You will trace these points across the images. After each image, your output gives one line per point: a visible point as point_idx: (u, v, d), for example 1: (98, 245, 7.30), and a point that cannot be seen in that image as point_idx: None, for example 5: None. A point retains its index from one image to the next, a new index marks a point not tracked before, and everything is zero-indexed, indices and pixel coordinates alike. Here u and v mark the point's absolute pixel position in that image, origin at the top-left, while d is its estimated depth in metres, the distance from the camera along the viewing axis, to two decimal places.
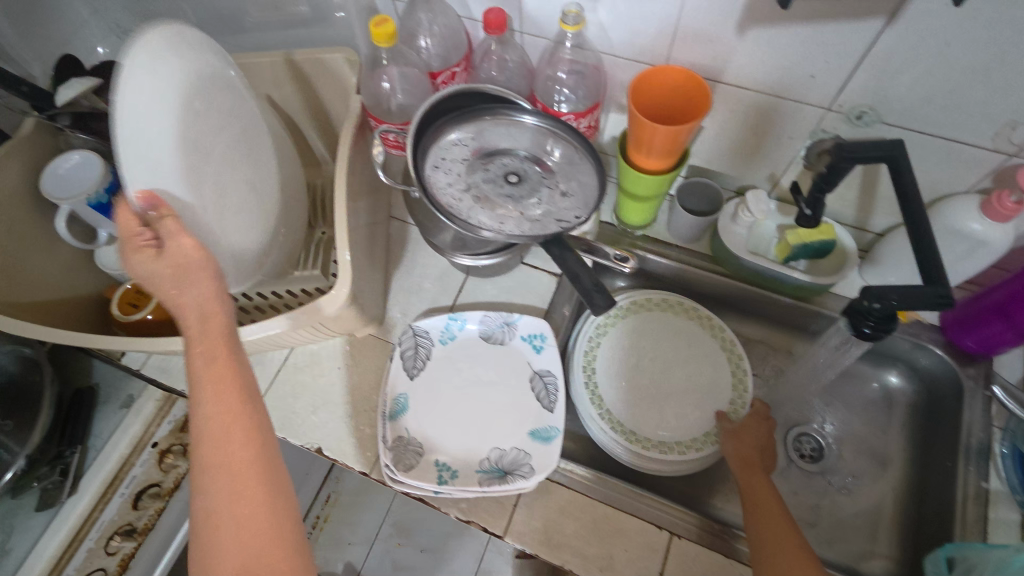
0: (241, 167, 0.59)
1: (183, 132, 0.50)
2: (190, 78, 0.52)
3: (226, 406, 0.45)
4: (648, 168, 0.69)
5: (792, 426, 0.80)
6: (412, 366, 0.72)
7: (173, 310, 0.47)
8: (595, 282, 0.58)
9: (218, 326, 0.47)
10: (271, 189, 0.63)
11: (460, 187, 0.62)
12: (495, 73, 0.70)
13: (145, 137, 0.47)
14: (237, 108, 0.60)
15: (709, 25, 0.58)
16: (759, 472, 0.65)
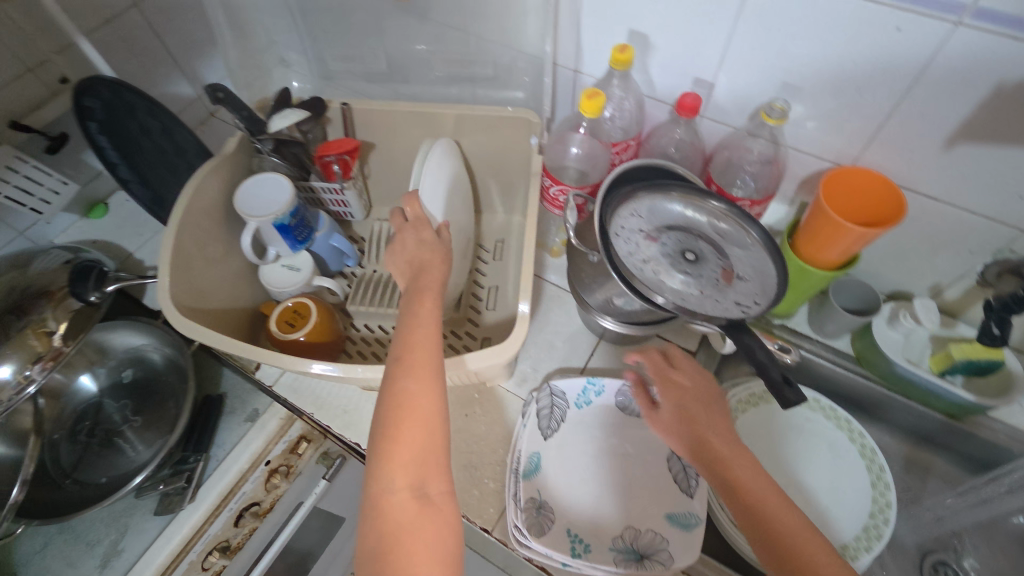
0: (460, 224, 0.77)
1: (446, 183, 0.72)
2: (460, 172, 0.78)
3: (426, 338, 0.54)
4: (819, 263, 0.68)
5: (929, 552, 0.76)
6: (547, 426, 0.71)
7: (412, 277, 0.60)
8: (785, 374, 0.54)
9: (434, 283, 0.59)
10: (467, 250, 0.80)
11: (640, 256, 0.62)
12: (672, 149, 0.73)
13: (436, 177, 0.70)
14: (464, 190, 0.80)
15: (913, 135, 0.59)
16: (732, 466, 0.53)
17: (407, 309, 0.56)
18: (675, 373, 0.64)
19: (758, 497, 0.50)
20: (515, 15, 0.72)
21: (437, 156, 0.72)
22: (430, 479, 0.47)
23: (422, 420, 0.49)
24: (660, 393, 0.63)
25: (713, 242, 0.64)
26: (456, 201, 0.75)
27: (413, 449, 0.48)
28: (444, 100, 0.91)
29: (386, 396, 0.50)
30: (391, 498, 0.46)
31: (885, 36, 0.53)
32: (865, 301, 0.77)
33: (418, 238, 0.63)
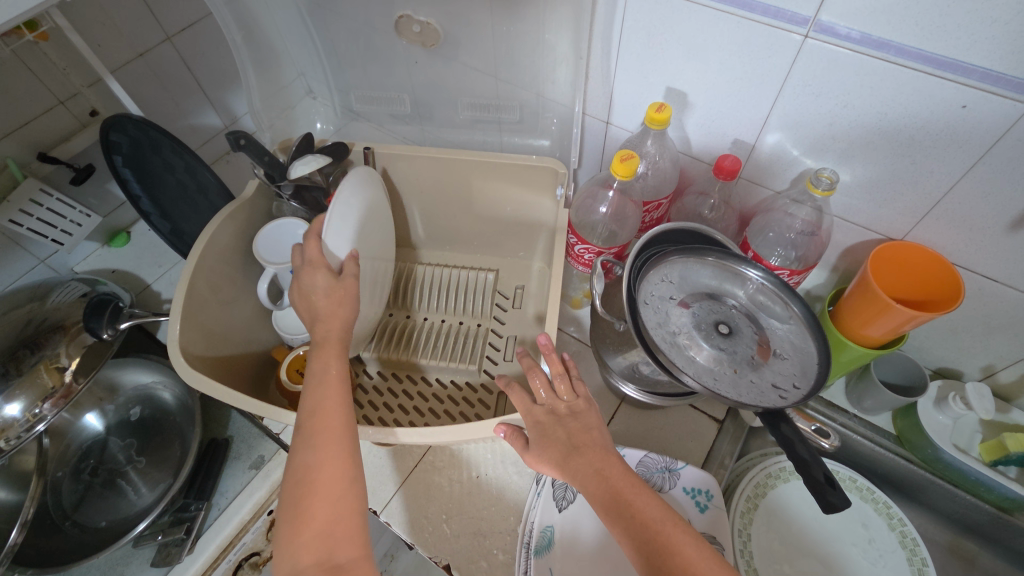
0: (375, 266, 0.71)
1: (354, 226, 0.64)
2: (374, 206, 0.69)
3: (331, 392, 0.53)
4: (866, 340, 0.63)
5: None
6: (561, 497, 0.67)
7: (316, 322, 0.57)
8: (831, 476, 0.51)
9: (338, 333, 0.57)
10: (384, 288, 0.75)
11: (670, 329, 0.59)
12: (706, 211, 0.70)
13: (340, 217, 0.62)
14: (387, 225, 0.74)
15: (972, 214, 0.55)
16: (615, 489, 0.49)
17: (308, 368, 0.55)
18: (558, 407, 0.56)
19: (652, 540, 0.46)
20: (546, 66, 0.71)
21: (349, 192, 0.64)
22: (339, 546, 0.47)
23: (321, 483, 0.49)
24: (531, 434, 0.55)
25: (749, 313, 0.61)
26: (369, 238, 0.69)
27: (321, 522, 0.48)
28: (470, 143, 0.89)
29: (291, 467, 0.50)
30: (298, 574, 0.46)
31: (948, 113, 0.50)
32: (909, 376, 0.71)
33: (317, 282, 0.56)
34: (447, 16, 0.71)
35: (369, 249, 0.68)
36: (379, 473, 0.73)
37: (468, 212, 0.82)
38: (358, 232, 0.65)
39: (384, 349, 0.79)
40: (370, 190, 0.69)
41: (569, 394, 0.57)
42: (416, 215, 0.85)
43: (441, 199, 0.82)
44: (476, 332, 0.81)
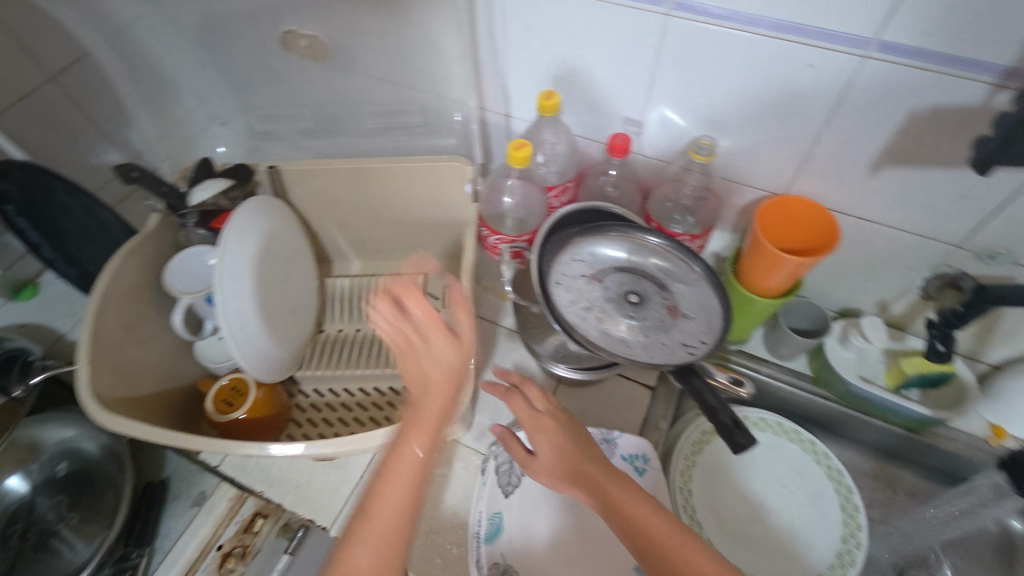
0: (283, 286, 0.72)
1: (254, 251, 0.66)
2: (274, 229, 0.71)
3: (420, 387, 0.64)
4: (764, 291, 0.68)
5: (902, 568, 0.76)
6: (507, 483, 0.68)
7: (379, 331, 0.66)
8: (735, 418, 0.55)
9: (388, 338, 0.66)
10: (303, 301, 0.78)
11: (583, 305, 0.61)
12: (610, 188, 0.72)
13: (237, 232, 0.64)
14: (292, 239, 0.76)
15: (841, 163, 0.59)
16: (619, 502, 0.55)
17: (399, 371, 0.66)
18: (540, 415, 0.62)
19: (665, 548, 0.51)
20: (439, 65, 0.72)
21: (243, 218, 0.66)
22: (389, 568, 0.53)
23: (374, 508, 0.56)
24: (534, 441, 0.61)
25: (657, 279, 0.64)
26: (274, 259, 0.69)
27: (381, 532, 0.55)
28: (380, 151, 0.89)
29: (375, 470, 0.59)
30: None
31: (800, 72, 0.54)
32: (814, 319, 0.76)
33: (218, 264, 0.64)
34: (334, 26, 0.71)
35: (269, 269, 0.68)
36: (325, 488, 0.72)
37: (385, 219, 0.83)
38: (260, 254, 0.67)
39: (317, 366, 0.79)
40: (266, 212, 0.70)
41: (456, 367, 0.65)
42: (333, 228, 0.84)
43: (355, 209, 0.82)
44: None
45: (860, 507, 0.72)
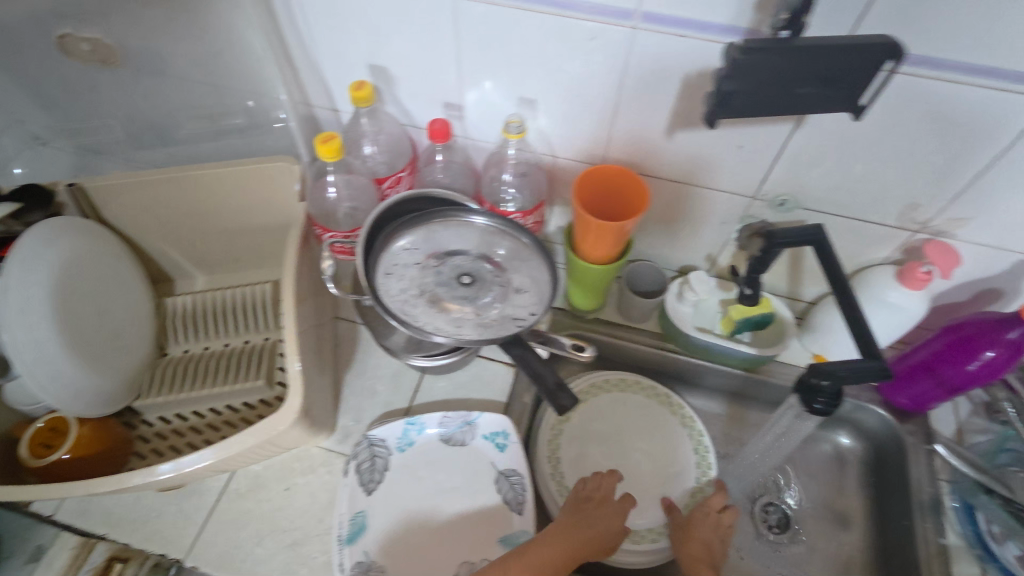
0: (98, 311, 0.69)
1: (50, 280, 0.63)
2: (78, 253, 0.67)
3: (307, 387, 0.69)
4: (597, 259, 0.71)
5: (758, 496, 0.80)
6: (369, 480, 0.68)
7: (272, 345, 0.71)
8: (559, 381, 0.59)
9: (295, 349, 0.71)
10: (128, 325, 0.73)
11: (413, 292, 0.61)
12: (441, 175, 0.72)
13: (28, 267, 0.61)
14: (104, 261, 0.71)
15: (642, 131, 0.63)
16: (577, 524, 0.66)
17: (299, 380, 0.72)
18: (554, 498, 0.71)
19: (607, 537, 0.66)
20: (246, 62, 0.68)
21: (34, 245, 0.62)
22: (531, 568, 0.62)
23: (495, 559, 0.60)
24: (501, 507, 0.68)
25: (491, 256, 0.64)
26: (77, 285, 0.66)
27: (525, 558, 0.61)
28: (208, 157, 0.84)
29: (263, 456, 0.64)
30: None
31: (584, 46, 0.56)
32: (654, 281, 0.81)
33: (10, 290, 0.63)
34: (121, 26, 0.66)
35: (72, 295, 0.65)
36: (178, 518, 0.68)
37: (221, 228, 0.79)
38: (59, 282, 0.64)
39: (158, 393, 0.73)
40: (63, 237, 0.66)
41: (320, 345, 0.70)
42: (166, 244, 0.79)
43: (185, 220, 0.77)
44: (262, 348, 0.78)
45: (708, 446, 0.79)
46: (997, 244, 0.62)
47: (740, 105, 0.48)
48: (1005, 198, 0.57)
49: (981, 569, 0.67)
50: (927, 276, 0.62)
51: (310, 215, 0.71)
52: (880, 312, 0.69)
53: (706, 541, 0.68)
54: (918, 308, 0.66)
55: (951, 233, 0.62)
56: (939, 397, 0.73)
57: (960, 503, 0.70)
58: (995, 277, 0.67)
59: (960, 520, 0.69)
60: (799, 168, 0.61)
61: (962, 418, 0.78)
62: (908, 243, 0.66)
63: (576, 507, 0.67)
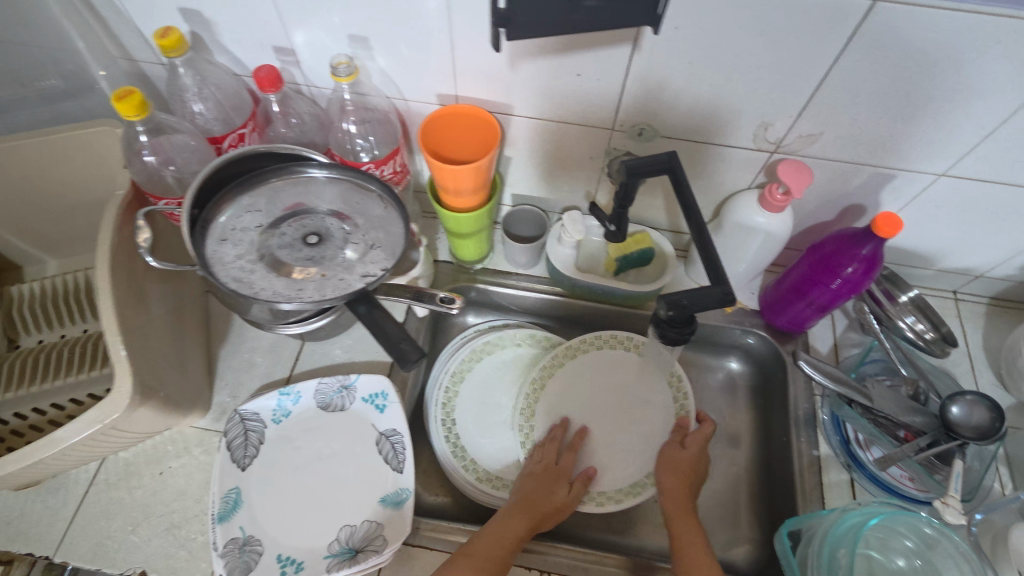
0: None
1: None
2: None
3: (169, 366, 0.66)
4: (464, 207, 0.69)
5: None
6: (242, 456, 0.65)
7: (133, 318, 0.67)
8: (403, 333, 0.53)
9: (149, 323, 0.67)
10: None
11: (251, 258, 0.56)
12: (284, 130, 0.66)
13: None
14: None
15: (485, 65, 0.59)
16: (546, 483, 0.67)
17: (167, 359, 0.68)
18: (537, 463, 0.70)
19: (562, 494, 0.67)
20: (41, 12, 0.60)
21: None
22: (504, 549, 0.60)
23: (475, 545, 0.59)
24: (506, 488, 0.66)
25: (342, 215, 0.61)
26: None
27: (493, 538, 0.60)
28: (34, 125, 0.75)
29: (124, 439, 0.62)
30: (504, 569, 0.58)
31: None
32: (538, 225, 0.80)
33: None
34: None
35: None
36: (44, 516, 0.65)
37: (59, 205, 0.72)
38: None
39: (6, 389, 0.69)
40: None
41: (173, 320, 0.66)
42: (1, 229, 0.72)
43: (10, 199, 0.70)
44: None
45: (689, 392, 0.75)
46: (845, 158, 0.62)
47: (529, 15, 0.48)
48: (845, 109, 0.57)
49: (849, 475, 0.70)
50: (784, 198, 0.62)
51: (136, 184, 0.63)
52: (748, 237, 0.69)
53: (678, 473, 0.68)
54: (781, 229, 0.66)
55: (801, 151, 0.63)
56: (813, 317, 0.75)
57: (829, 416, 0.73)
58: (854, 191, 0.67)
59: (831, 431, 0.73)
60: (648, 93, 0.59)
61: (838, 333, 0.80)
62: (767, 164, 0.65)
63: (520, 489, 0.67)
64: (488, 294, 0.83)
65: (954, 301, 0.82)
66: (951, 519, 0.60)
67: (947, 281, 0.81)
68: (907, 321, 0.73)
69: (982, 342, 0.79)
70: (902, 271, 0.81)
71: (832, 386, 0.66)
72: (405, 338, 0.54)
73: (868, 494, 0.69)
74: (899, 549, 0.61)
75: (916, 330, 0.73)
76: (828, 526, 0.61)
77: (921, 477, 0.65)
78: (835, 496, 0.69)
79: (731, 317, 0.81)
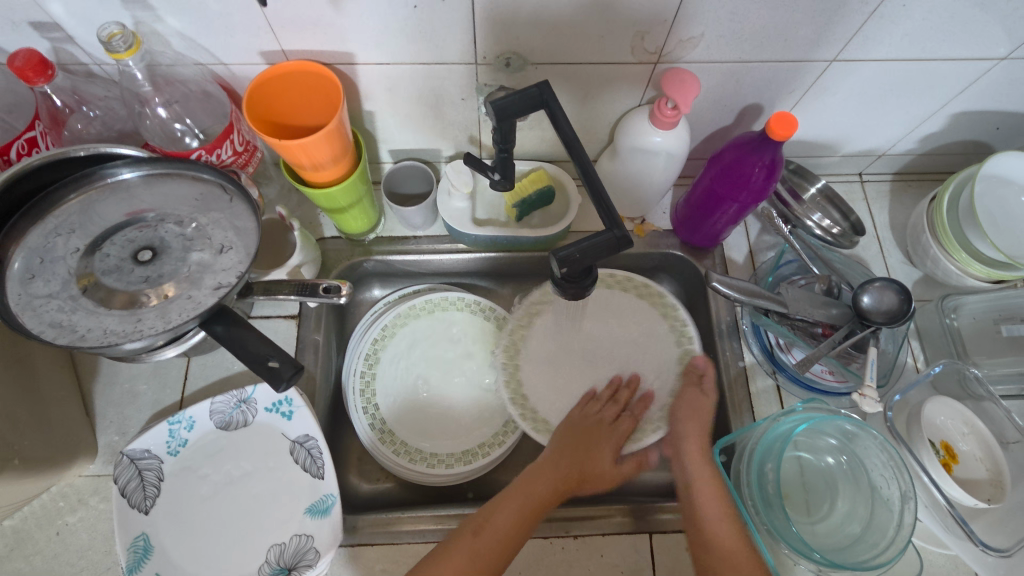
0: None
1: None
2: None
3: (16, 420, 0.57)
4: (329, 180, 0.60)
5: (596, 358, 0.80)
6: (143, 499, 0.59)
7: None
8: (274, 351, 0.47)
9: None
10: None
11: (71, 292, 0.47)
12: (81, 125, 0.55)
13: None
14: None
15: (304, 11, 0.48)
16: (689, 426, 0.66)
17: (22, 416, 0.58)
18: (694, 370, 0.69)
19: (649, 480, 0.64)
20: None
21: None
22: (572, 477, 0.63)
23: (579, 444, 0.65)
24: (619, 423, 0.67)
25: (180, 219, 0.52)
26: None
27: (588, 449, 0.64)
28: None
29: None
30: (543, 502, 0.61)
31: None
32: (425, 179, 0.71)
33: None
34: None
35: None
36: None
37: None
38: None
39: None
40: None
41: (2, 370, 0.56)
42: None
43: None
44: None
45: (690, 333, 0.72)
46: (731, 58, 0.58)
47: None
48: (720, 6, 0.51)
49: (775, 380, 0.71)
50: (673, 112, 0.58)
51: None
52: (646, 158, 0.65)
53: (698, 420, 0.65)
54: (679, 146, 0.62)
55: (686, 57, 0.57)
56: (727, 230, 0.72)
57: (751, 326, 0.72)
58: (746, 91, 0.63)
59: (753, 341, 0.72)
60: (505, 14, 0.51)
61: (752, 239, 0.78)
62: (653, 75, 0.60)
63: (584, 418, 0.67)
64: (388, 263, 0.76)
65: (861, 184, 0.81)
66: (868, 409, 0.60)
67: (853, 164, 0.79)
68: (814, 219, 0.73)
69: (889, 221, 0.79)
70: (808, 163, 0.79)
71: (745, 300, 0.63)
72: (277, 356, 0.48)
73: (794, 396, 0.70)
74: (825, 447, 0.64)
75: (824, 226, 0.73)
76: (756, 440, 0.61)
77: (839, 369, 0.66)
78: (764, 402, 0.70)
79: (647, 240, 0.78)
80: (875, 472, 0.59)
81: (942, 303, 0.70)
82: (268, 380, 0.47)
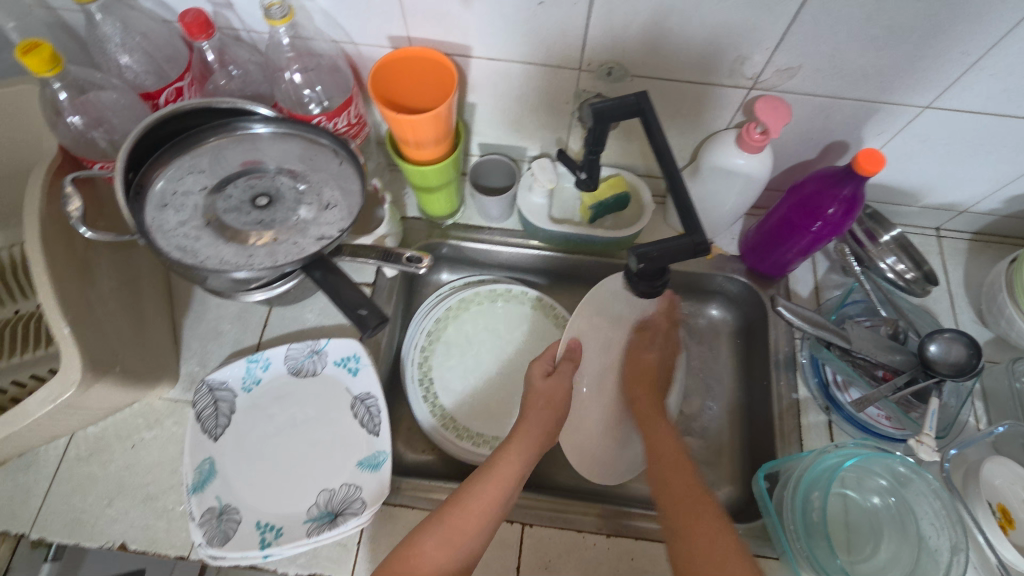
0: None
1: None
2: None
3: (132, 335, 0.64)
4: (427, 160, 0.65)
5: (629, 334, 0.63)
6: (213, 426, 0.64)
7: None
8: (363, 304, 0.51)
9: None
10: None
11: (196, 223, 0.53)
12: (224, 82, 0.62)
13: None
14: None
15: (436, 3, 0.54)
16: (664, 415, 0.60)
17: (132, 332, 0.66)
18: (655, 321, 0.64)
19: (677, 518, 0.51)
20: None
21: None
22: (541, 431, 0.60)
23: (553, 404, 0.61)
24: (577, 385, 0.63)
25: (294, 174, 0.57)
26: None
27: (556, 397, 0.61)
28: None
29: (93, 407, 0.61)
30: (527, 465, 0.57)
31: None
32: (509, 174, 0.76)
33: None
34: None
35: None
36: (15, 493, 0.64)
37: None
38: None
39: None
40: None
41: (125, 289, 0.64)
42: None
43: None
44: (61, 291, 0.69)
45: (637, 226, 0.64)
46: (823, 92, 0.60)
47: None
48: (822, 40, 0.53)
49: (827, 416, 0.70)
50: (762, 137, 0.60)
51: (67, 151, 0.59)
52: (727, 180, 0.67)
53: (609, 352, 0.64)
54: (761, 171, 0.64)
55: (780, 86, 0.60)
56: (795, 261, 0.73)
57: (808, 359, 0.72)
58: (835, 128, 0.64)
59: (810, 374, 0.72)
60: (615, 26, 0.55)
61: (819, 276, 0.79)
62: (745, 102, 0.63)
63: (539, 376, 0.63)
64: (460, 249, 0.80)
65: (938, 239, 0.80)
66: (924, 456, 0.59)
67: (932, 217, 0.79)
68: (887, 263, 0.73)
69: (964, 279, 0.78)
70: (885, 210, 0.79)
71: (809, 330, 0.63)
72: (366, 308, 0.52)
73: (845, 436, 0.70)
74: (873, 488, 0.63)
75: (896, 272, 0.73)
76: (804, 468, 0.60)
77: (897, 415, 0.66)
78: (813, 436, 0.70)
79: (712, 263, 0.79)
80: (924, 522, 0.58)
81: (1013, 366, 0.68)
82: (356, 325, 0.51)
